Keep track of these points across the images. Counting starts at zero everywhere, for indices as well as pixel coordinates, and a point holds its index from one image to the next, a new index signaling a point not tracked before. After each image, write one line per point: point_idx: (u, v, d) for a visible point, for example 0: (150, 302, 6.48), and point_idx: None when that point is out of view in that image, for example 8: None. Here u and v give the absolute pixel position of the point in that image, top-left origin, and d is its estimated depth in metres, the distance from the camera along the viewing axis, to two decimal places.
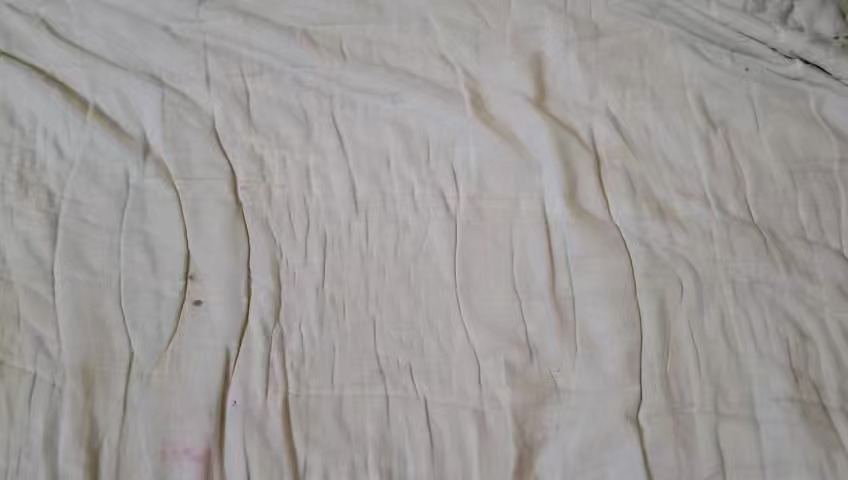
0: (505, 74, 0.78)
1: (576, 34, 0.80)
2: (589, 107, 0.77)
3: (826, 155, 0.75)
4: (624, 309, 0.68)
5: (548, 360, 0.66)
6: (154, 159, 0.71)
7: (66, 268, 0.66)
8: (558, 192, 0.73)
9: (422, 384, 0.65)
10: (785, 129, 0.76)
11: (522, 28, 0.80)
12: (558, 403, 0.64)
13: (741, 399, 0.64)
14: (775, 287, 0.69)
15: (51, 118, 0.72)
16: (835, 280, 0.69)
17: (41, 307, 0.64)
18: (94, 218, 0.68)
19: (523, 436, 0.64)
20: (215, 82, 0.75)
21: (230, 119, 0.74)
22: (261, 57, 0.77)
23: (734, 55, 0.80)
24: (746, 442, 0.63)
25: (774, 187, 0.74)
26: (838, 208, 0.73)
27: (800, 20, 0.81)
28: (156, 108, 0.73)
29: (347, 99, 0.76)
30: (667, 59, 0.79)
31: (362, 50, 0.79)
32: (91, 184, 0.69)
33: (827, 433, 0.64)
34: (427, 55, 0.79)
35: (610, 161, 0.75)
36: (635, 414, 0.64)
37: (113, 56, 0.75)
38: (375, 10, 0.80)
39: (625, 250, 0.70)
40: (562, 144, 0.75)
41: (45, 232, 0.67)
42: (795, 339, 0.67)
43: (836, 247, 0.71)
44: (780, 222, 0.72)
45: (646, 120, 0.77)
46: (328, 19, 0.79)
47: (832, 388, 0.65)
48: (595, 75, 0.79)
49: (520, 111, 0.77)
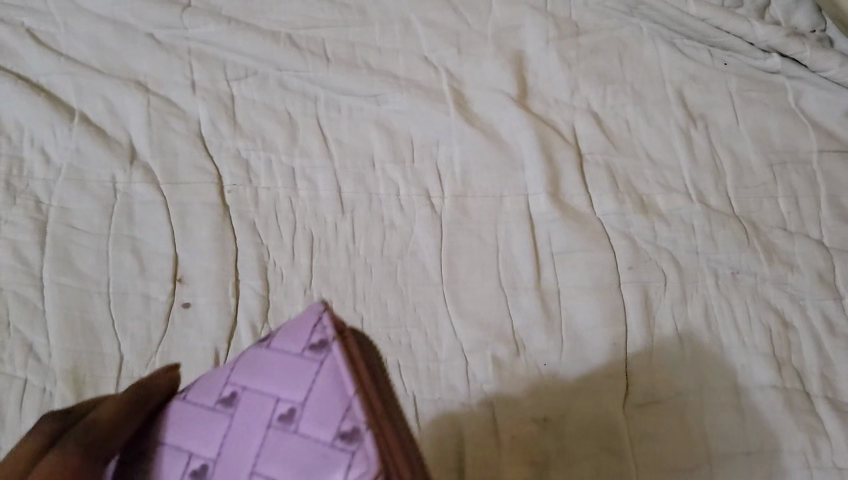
0: (487, 73, 0.80)
1: (556, 33, 0.82)
2: (570, 104, 0.79)
3: (805, 148, 0.76)
4: (610, 300, 0.68)
5: (536, 352, 0.66)
6: (142, 165, 0.73)
7: (54, 272, 0.66)
8: (541, 188, 0.74)
9: (410, 380, 0.65)
10: (763, 122, 0.78)
11: (504, 28, 0.83)
12: (546, 395, 0.64)
13: (726, 387, 0.64)
14: (757, 278, 0.69)
15: (37, 126, 0.73)
16: (816, 268, 0.70)
17: (30, 311, 0.64)
18: (82, 225, 0.69)
19: (512, 428, 0.62)
20: (200, 87, 0.77)
21: (216, 124, 0.75)
22: (247, 61, 0.79)
23: (712, 51, 0.82)
24: (731, 431, 0.62)
25: (753, 180, 0.75)
26: (817, 198, 0.74)
27: (777, 14, 0.84)
28: (141, 113, 0.75)
29: (333, 101, 0.78)
30: (645, 55, 0.82)
31: (347, 53, 0.80)
32: (78, 191, 0.70)
33: (810, 420, 0.62)
34: (410, 57, 0.81)
35: (591, 156, 0.76)
36: (621, 405, 0.64)
37: (99, 64, 0.78)
38: (358, 14, 0.82)
39: (609, 243, 0.71)
40: (545, 139, 0.76)
41: (31, 238, 0.67)
42: (778, 327, 0.67)
43: (816, 236, 0.72)
44: (761, 214, 0.73)
45: (626, 116, 0.79)
46: (312, 23, 0.82)
47: (815, 374, 0.65)
48: (576, 72, 0.81)
49: (503, 108, 0.78)
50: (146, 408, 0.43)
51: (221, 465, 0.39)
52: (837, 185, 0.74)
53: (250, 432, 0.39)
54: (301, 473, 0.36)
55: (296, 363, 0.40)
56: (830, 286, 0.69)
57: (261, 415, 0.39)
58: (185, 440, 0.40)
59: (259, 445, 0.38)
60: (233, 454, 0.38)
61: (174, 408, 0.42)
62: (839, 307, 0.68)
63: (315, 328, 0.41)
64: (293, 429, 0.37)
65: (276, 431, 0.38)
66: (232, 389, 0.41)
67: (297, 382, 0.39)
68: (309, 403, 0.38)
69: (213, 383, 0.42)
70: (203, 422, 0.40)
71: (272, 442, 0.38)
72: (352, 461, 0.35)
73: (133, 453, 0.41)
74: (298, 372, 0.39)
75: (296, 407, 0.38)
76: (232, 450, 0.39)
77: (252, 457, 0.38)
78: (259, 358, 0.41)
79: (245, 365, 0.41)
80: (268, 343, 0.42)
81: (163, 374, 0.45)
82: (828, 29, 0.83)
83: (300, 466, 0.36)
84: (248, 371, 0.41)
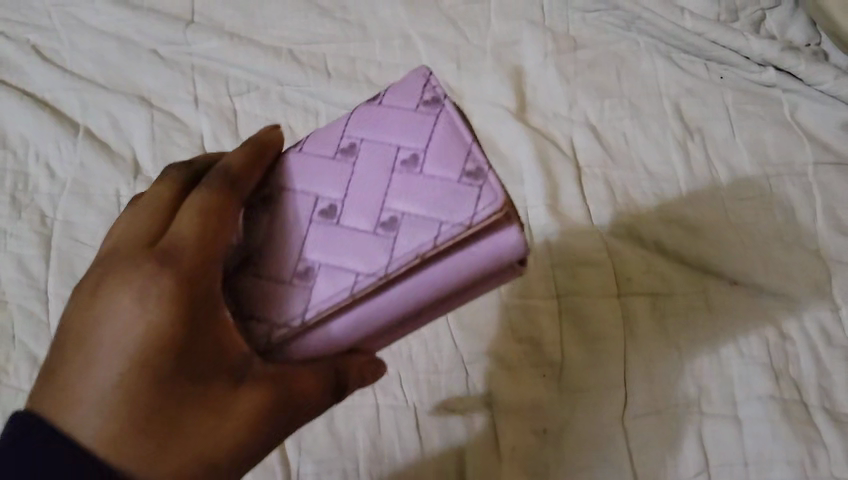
0: (486, 86, 0.81)
1: (554, 48, 0.84)
2: (569, 117, 0.80)
3: (800, 160, 0.77)
4: (608, 311, 0.68)
5: (536, 364, 0.66)
6: (146, 179, 0.74)
7: (59, 286, 0.67)
8: (540, 201, 0.74)
9: (411, 391, 0.65)
10: (760, 134, 0.78)
11: (502, 42, 0.84)
12: (546, 407, 0.65)
13: (724, 398, 0.65)
14: (754, 288, 0.70)
15: (43, 141, 0.75)
16: (813, 279, 0.70)
17: (36, 325, 0.65)
18: (86, 238, 0.70)
19: (512, 441, 0.63)
20: (203, 102, 0.78)
21: (219, 138, 0.76)
22: (250, 76, 0.80)
23: (708, 64, 0.83)
24: (728, 440, 0.63)
25: (750, 190, 0.75)
26: (813, 209, 0.74)
27: (772, 28, 0.86)
28: (145, 128, 0.76)
29: (334, 115, 0.78)
30: (642, 68, 0.83)
31: (348, 67, 0.82)
32: (82, 205, 0.72)
33: (807, 430, 0.63)
34: (411, 71, 0.82)
35: (589, 169, 0.77)
36: (621, 415, 0.64)
37: (103, 79, 0.80)
38: (360, 30, 0.84)
39: (607, 254, 0.71)
40: (542, 151, 0.77)
41: (37, 252, 0.69)
42: (775, 338, 0.67)
43: (812, 248, 0.72)
44: (757, 224, 0.74)
45: (624, 128, 0.79)
46: (314, 39, 0.83)
47: (812, 385, 0.65)
48: (574, 86, 0.82)
49: (502, 120, 0.79)
50: (264, 161, 0.49)
51: (353, 202, 0.47)
52: (834, 196, 0.74)
53: (376, 172, 0.47)
54: (432, 203, 0.45)
55: (411, 117, 0.48)
56: (826, 296, 0.70)
57: (385, 158, 0.47)
58: (315, 187, 0.48)
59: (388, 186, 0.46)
60: (364, 192, 0.47)
61: (292, 158, 0.50)
62: (835, 318, 0.69)
63: (424, 89, 0.48)
64: (419, 171, 0.46)
65: (403, 173, 0.46)
66: (352, 141, 0.49)
67: (420, 132, 0.47)
68: (429, 148, 0.46)
69: (329, 137, 0.49)
70: (330, 169, 0.48)
71: (400, 180, 0.46)
72: (481, 193, 0.44)
73: (258, 199, 0.49)
74: (419, 124, 0.47)
75: (420, 153, 0.46)
76: (363, 188, 0.47)
77: (383, 194, 0.46)
78: (370, 114, 0.49)
79: (357, 120, 0.49)
80: (377, 100, 0.50)
81: (270, 131, 0.50)
82: (823, 42, 0.84)
83: (430, 200, 0.45)
84: (364, 125, 0.49)
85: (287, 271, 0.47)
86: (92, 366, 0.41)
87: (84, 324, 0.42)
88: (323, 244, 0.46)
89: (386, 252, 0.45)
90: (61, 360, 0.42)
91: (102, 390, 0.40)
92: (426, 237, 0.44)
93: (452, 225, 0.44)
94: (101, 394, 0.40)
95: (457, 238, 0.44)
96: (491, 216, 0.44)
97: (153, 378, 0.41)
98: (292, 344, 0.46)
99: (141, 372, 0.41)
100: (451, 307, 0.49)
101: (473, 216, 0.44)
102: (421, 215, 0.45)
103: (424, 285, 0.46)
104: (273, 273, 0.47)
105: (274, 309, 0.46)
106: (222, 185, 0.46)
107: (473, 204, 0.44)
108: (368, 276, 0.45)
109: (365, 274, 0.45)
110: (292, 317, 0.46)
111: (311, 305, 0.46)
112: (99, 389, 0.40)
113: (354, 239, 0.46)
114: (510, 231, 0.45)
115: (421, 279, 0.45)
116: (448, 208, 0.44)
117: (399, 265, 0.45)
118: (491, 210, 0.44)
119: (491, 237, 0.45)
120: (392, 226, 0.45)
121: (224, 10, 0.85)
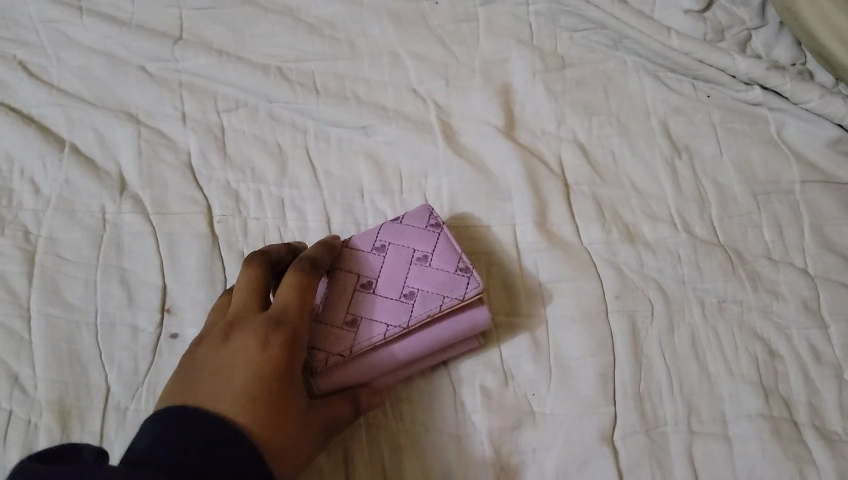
0: (474, 105, 0.82)
1: (543, 66, 0.84)
2: (557, 135, 0.80)
3: (787, 178, 0.77)
4: (596, 331, 0.68)
5: (523, 383, 0.66)
6: (132, 195, 0.73)
7: (41, 302, 0.66)
8: (529, 220, 0.74)
9: (396, 408, 0.64)
10: (747, 153, 0.79)
11: (491, 61, 0.85)
12: (534, 426, 0.64)
13: (713, 416, 0.64)
14: (744, 306, 0.70)
15: (28, 156, 0.75)
16: (801, 297, 0.70)
17: (17, 342, 0.64)
18: (70, 255, 0.69)
19: (500, 459, 0.62)
20: (191, 118, 0.78)
21: (206, 155, 0.76)
22: (238, 93, 0.80)
23: (695, 83, 0.83)
24: (720, 458, 0.62)
25: (737, 209, 0.75)
26: (801, 228, 0.74)
27: (758, 48, 0.86)
28: (132, 144, 0.76)
29: (321, 131, 0.78)
30: (629, 87, 0.83)
31: (336, 85, 0.82)
32: (68, 222, 0.71)
33: (797, 448, 0.62)
34: (399, 89, 0.82)
35: (578, 187, 0.77)
36: (610, 435, 0.63)
37: (90, 95, 0.80)
38: (348, 47, 0.84)
39: (596, 273, 0.71)
40: (531, 172, 0.76)
41: (19, 268, 0.68)
42: (764, 355, 0.67)
43: (800, 265, 0.72)
44: (745, 242, 0.74)
45: (612, 146, 0.79)
46: (302, 57, 0.83)
47: (802, 403, 0.65)
48: (562, 104, 0.82)
49: (490, 138, 0.79)
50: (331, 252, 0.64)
51: (383, 280, 0.64)
52: (820, 214, 0.75)
53: (398, 264, 0.64)
54: (439, 284, 0.63)
55: (423, 232, 0.66)
56: (815, 313, 0.69)
57: (404, 254, 0.65)
58: (356, 270, 0.64)
59: (407, 272, 0.64)
60: (389, 274, 0.64)
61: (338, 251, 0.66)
62: (824, 336, 0.68)
63: (428, 216, 0.67)
64: (428, 264, 0.64)
65: (417, 265, 0.64)
66: (381, 242, 0.66)
67: (427, 241, 0.65)
68: (435, 251, 0.65)
69: (366, 236, 0.66)
70: (366, 259, 0.65)
71: (416, 270, 0.64)
72: (471, 281, 0.62)
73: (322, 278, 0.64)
74: (426, 236, 0.66)
75: (428, 254, 0.65)
76: (389, 271, 0.64)
77: (404, 276, 0.64)
78: (395, 228, 0.67)
79: (386, 230, 0.66)
80: (398, 220, 0.68)
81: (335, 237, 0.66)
82: (808, 62, 0.85)
83: (437, 282, 0.63)
84: (391, 233, 0.66)
85: (340, 319, 0.61)
86: (228, 378, 0.53)
87: (215, 359, 0.54)
88: (364, 306, 0.62)
89: (407, 313, 0.61)
90: (194, 383, 0.53)
91: (237, 391, 0.51)
92: (433, 304, 0.61)
93: (451, 298, 0.62)
94: (238, 396, 0.51)
95: (455, 307, 0.62)
96: (477, 295, 0.62)
97: (273, 388, 0.53)
98: (340, 371, 0.60)
99: (265, 383, 0.53)
100: (442, 357, 0.65)
101: (464, 295, 0.62)
102: (432, 291, 0.62)
103: (429, 339, 0.62)
104: (331, 320, 0.61)
105: (329, 345, 0.60)
106: (310, 264, 0.61)
107: (466, 287, 0.62)
108: (395, 327, 0.61)
109: (393, 327, 0.61)
110: (343, 350, 0.60)
111: (357, 342, 0.60)
112: (235, 392, 0.51)
113: (383, 305, 0.62)
114: (483, 310, 0.63)
115: (428, 334, 0.62)
116: (447, 288, 0.62)
117: (417, 320, 0.61)
118: (477, 290, 0.62)
119: (474, 311, 0.63)
120: (411, 296, 0.62)
121: (213, 28, 0.85)
